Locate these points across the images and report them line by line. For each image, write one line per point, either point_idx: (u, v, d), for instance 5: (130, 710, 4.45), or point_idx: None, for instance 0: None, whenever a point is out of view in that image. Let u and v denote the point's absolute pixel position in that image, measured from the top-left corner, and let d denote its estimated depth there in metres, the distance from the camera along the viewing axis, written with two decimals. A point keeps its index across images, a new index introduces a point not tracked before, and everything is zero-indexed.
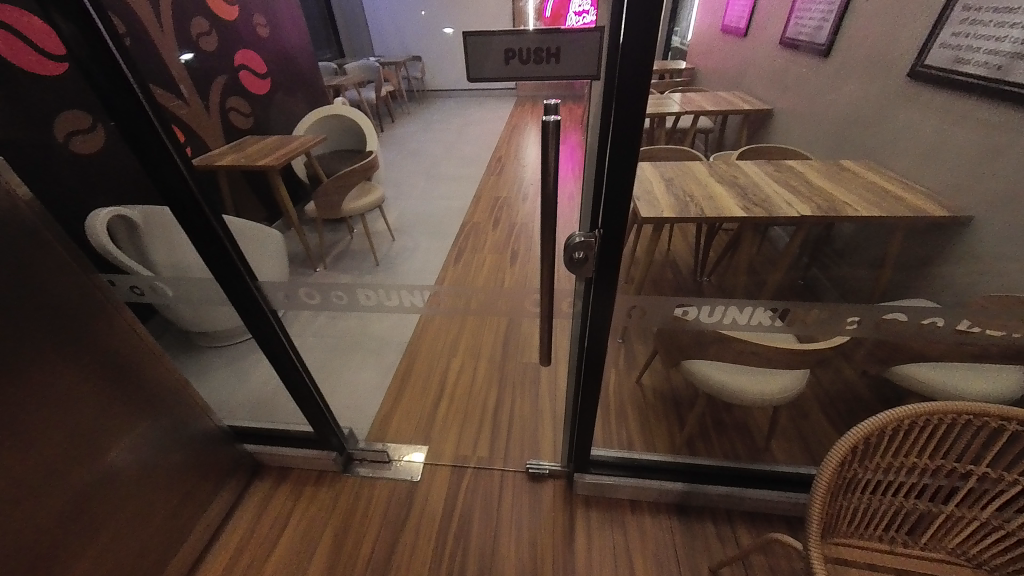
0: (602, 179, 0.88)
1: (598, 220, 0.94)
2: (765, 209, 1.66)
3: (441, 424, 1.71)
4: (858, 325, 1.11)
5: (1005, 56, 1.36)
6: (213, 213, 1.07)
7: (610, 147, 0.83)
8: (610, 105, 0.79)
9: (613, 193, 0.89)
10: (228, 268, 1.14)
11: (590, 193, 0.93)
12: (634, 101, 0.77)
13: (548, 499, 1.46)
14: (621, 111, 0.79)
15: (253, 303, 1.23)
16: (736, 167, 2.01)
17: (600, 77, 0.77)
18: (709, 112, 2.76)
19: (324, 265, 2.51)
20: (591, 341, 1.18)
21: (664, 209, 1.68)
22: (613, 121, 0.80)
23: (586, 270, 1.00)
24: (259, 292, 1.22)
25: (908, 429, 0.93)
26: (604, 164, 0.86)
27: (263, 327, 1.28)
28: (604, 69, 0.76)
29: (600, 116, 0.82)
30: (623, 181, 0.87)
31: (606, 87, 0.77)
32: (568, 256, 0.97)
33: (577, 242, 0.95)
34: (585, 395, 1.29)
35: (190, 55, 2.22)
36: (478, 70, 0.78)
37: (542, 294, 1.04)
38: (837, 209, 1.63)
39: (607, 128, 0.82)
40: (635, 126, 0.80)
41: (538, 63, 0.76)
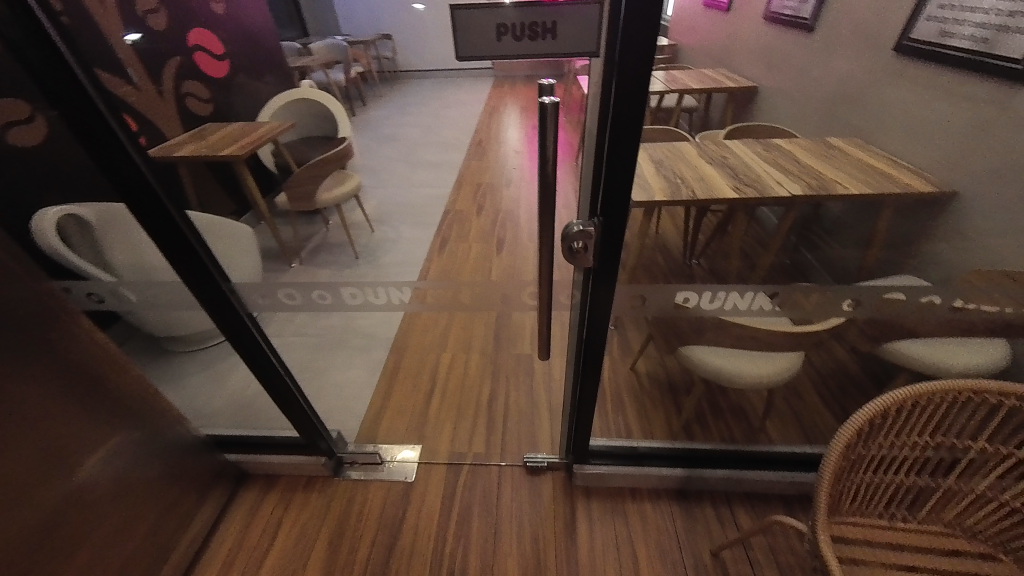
0: (604, 161, 0.81)
1: (597, 207, 0.88)
2: (757, 190, 1.64)
3: (434, 421, 1.65)
4: (856, 306, 1.10)
5: (991, 29, 1.37)
6: (179, 211, 0.96)
7: (611, 130, 0.77)
8: (611, 82, 0.72)
9: (612, 178, 0.83)
10: (196, 270, 1.04)
11: (590, 178, 0.86)
12: (638, 75, 0.71)
13: (547, 492, 1.44)
14: (621, 87, 0.72)
15: (228, 306, 1.12)
16: (725, 147, 1.97)
17: (600, 54, 0.69)
18: (694, 90, 2.71)
19: (300, 260, 2.39)
20: (589, 334, 1.14)
21: (657, 192, 1.63)
22: (615, 101, 0.73)
23: (586, 260, 0.94)
24: (234, 294, 1.12)
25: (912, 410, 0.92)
26: (605, 150, 0.80)
27: (240, 332, 1.18)
28: (605, 44, 0.68)
29: (599, 96, 0.75)
30: (625, 165, 0.81)
31: (607, 65, 0.70)
32: (567, 246, 0.90)
33: (576, 231, 0.89)
34: (585, 386, 1.26)
35: (136, 36, 2.03)
36: (468, 49, 0.69)
37: (540, 288, 0.98)
38: (826, 187, 1.62)
39: (607, 112, 0.75)
40: (639, 104, 0.74)
41: (533, 39, 0.67)
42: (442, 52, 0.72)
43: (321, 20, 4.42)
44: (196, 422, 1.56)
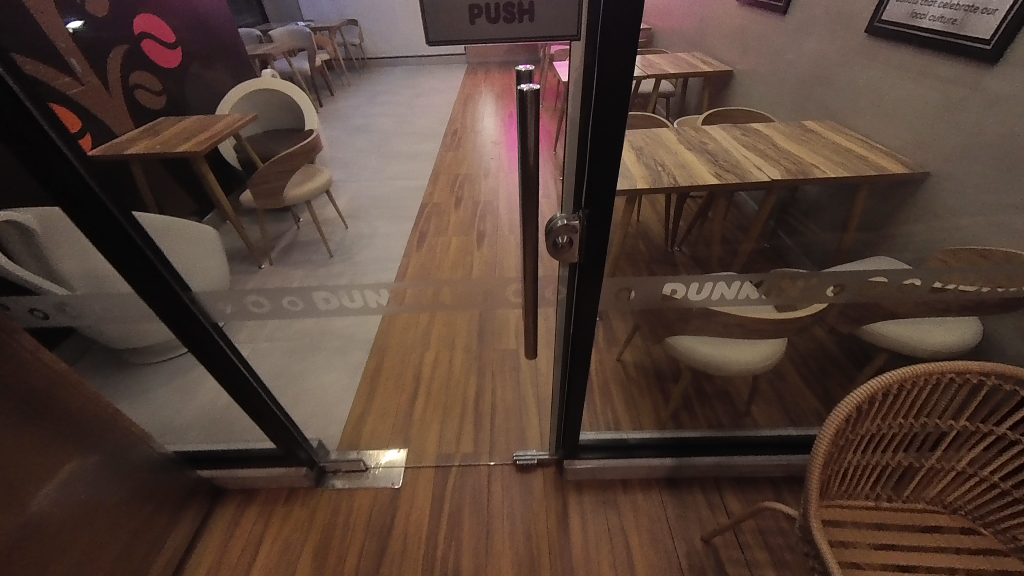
0: (587, 151, 0.76)
1: (582, 199, 0.83)
2: (737, 175, 1.63)
3: (419, 422, 1.60)
4: (840, 291, 1.10)
5: (960, 10, 1.38)
6: (127, 218, 0.86)
7: (594, 119, 0.72)
8: (593, 67, 0.66)
9: (596, 170, 0.78)
10: (147, 281, 0.94)
11: (574, 170, 0.80)
12: (623, 58, 0.65)
13: (539, 488, 1.41)
14: (604, 72, 0.66)
15: (190, 319, 1.03)
16: (704, 132, 1.96)
17: (581, 37, 0.63)
18: (671, 75, 2.68)
19: (270, 260, 2.28)
20: (577, 329, 1.11)
21: (639, 180, 1.60)
22: (598, 87, 0.68)
23: (571, 254, 0.90)
24: (197, 305, 1.01)
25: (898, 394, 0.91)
26: (588, 140, 0.75)
27: (206, 346, 1.08)
28: (586, 25, 0.62)
29: (581, 82, 0.69)
30: (610, 155, 0.76)
31: (588, 49, 0.65)
32: (551, 241, 0.86)
33: (560, 225, 0.84)
34: (573, 382, 1.23)
35: (79, 24, 1.89)
36: (439, 33, 0.63)
37: (524, 285, 0.94)
38: (804, 170, 1.63)
39: (589, 99, 0.70)
40: (623, 90, 0.69)
41: (510, 22, 0.61)
42: (411, 34, 0.66)
43: (281, 5, 4.19)
44: (161, 439, 1.47)
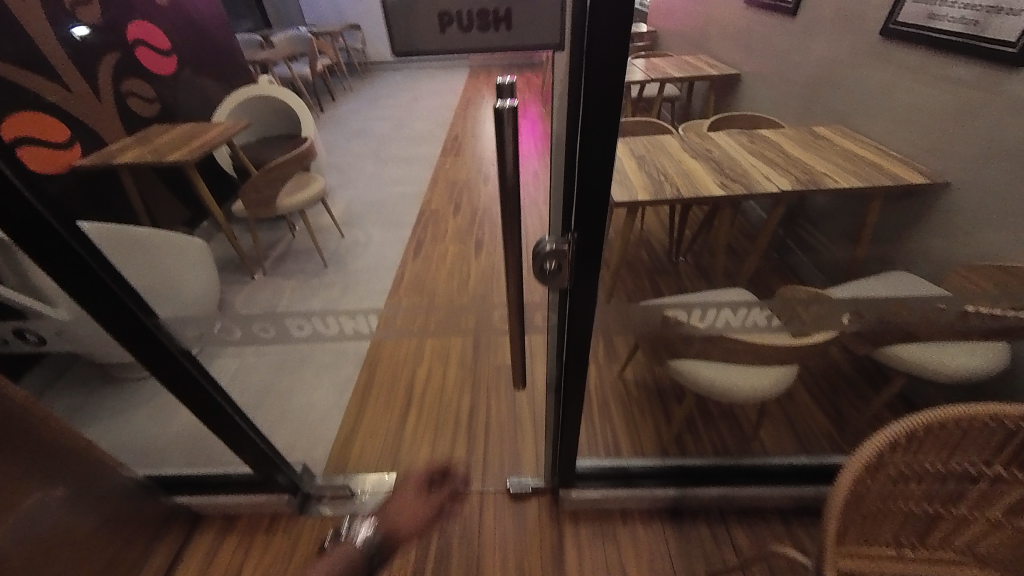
0: (575, 170, 0.69)
1: (570, 221, 0.76)
2: (744, 185, 1.55)
3: (409, 443, 1.54)
4: (854, 317, 1.02)
5: (981, 10, 1.29)
6: (82, 243, 0.80)
7: (581, 137, 0.65)
8: (578, 79, 0.59)
9: (586, 190, 0.71)
10: (107, 309, 0.87)
11: (560, 190, 0.73)
12: (612, 68, 0.58)
13: (532, 517, 1.34)
14: (591, 84, 0.59)
15: (155, 347, 0.95)
16: (709, 139, 1.87)
17: (565, 47, 0.56)
18: (675, 77, 2.60)
19: (263, 270, 2.23)
20: (569, 355, 1.03)
21: (639, 191, 1.52)
22: (585, 100, 0.61)
23: (561, 280, 0.82)
24: (162, 332, 0.94)
25: (926, 438, 0.82)
26: (576, 159, 0.67)
27: (175, 375, 1.00)
28: (570, 33, 0.55)
29: (566, 96, 0.62)
30: (600, 174, 0.69)
31: (573, 59, 0.57)
32: (538, 266, 0.79)
33: (547, 250, 0.77)
34: (567, 408, 1.16)
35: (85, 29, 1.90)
36: (406, 44, 0.56)
37: (509, 312, 0.86)
38: (815, 180, 1.54)
39: (575, 114, 0.63)
40: (613, 106, 0.62)
41: (484, 31, 0.54)
42: (374, 45, 0.59)
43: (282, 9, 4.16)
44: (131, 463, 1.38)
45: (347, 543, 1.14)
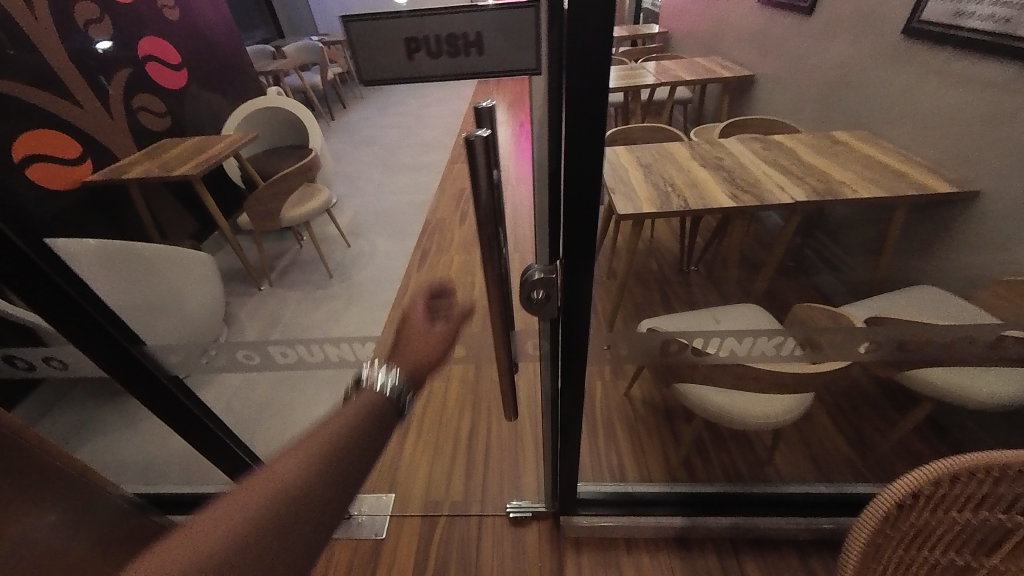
0: (559, 198, 0.65)
1: (558, 248, 0.72)
2: (756, 196, 1.47)
3: (409, 462, 1.50)
4: (875, 347, 0.94)
5: (1014, 8, 1.18)
6: (67, 279, 0.80)
7: (564, 164, 0.61)
8: (557, 104, 0.55)
9: (572, 218, 0.67)
10: (91, 341, 0.86)
11: (545, 217, 0.69)
12: (593, 93, 0.55)
13: (532, 544, 1.29)
14: (571, 110, 0.56)
15: (143, 377, 0.95)
16: (720, 146, 1.80)
17: (542, 71, 0.52)
18: (686, 80, 2.52)
19: (269, 281, 2.25)
20: (564, 382, 0.98)
21: (644, 204, 1.47)
22: (566, 126, 0.57)
23: (550, 308, 0.78)
24: (150, 362, 0.94)
25: (953, 487, 0.74)
26: (560, 185, 0.63)
27: (163, 402, 1.00)
28: (547, 57, 0.51)
29: (545, 121, 0.58)
30: (585, 201, 0.65)
31: (550, 84, 0.54)
32: (525, 295, 0.75)
33: (535, 278, 0.73)
34: (566, 433, 1.11)
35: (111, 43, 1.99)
36: (373, 71, 0.52)
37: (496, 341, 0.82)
38: (833, 190, 1.46)
39: (556, 140, 0.59)
40: (596, 131, 0.58)
41: (455, 57, 0.50)
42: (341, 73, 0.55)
43: None
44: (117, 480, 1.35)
45: (374, 390, 0.60)
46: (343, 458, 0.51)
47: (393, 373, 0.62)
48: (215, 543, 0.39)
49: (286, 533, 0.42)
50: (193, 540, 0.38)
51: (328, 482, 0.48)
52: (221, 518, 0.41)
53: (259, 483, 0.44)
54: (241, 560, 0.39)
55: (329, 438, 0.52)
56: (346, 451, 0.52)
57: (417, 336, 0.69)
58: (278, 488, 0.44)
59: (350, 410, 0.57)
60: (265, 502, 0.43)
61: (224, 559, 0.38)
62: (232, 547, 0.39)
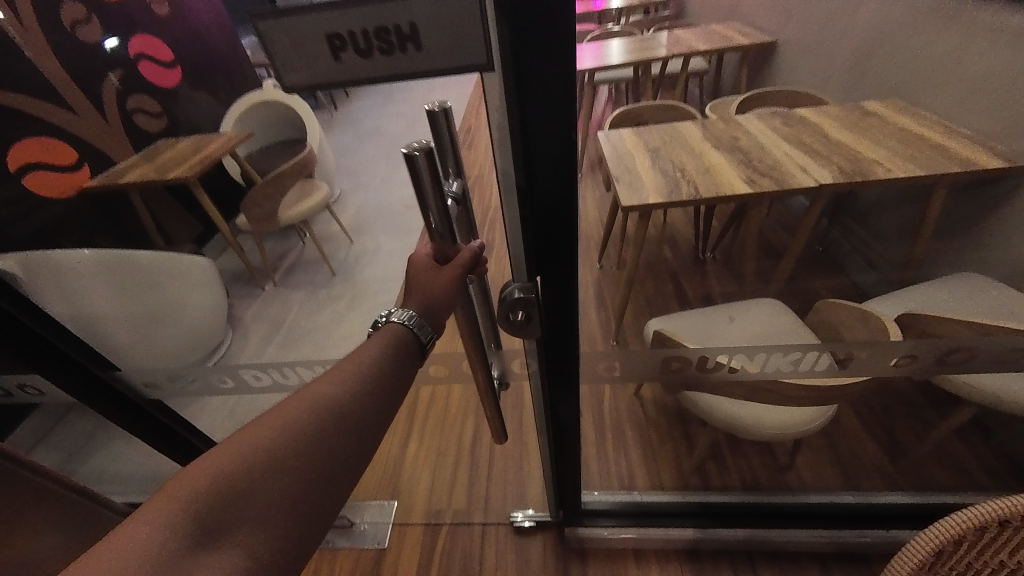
0: (528, 208, 0.58)
1: (533, 264, 0.64)
2: (775, 180, 1.34)
3: (411, 469, 1.47)
4: (911, 361, 0.84)
5: None
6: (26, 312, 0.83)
7: (529, 173, 0.54)
8: (515, 104, 0.48)
9: (544, 230, 0.60)
10: (58, 369, 0.90)
11: (516, 228, 0.61)
12: (556, 89, 0.48)
13: (536, 556, 1.25)
14: (532, 109, 0.49)
15: (117, 396, 0.99)
16: (737, 124, 1.65)
17: (494, 65, 0.45)
18: (703, 51, 2.32)
19: (273, 282, 2.28)
20: (557, 399, 0.92)
21: (651, 194, 1.37)
22: (526, 130, 0.50)
23: (531, 329, 0.72)
24: (120, 382, 0.97)
25: (1002, 531, 0.64)
26: (528, 196, 0.56)
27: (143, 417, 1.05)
28: (499, 51, 0.44)
29: (504, 125, 0.51)
30: (558, 212, 0.58)
31: (505, 81, 0.46)
32: (503, 316, 0.69)
33: (514, 298, 0.66)
34: (564, 448, 1.05)
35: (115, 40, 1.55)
36: (298, 76, 0.44)
37: (475, 365, 0.77)
38: (864, 170, 1.31)
39: (518, 147, 0.52)
40: (562, 131, 0.51)
41: (389, 54, 0.42)
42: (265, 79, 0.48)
43: None
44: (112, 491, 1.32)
45: (396, 326, 0.60)
46: (375, 380, 0.55)
47: (405, 308, 0.61)
48: (273, 436, 0.47)
49: (327, 437, 0.49)
50: (254, 435, 0.47)
51: (361, 398, 0.53)
52: (279, 420, 0.49)
53: (305, 397, 0.51)
54: (294, 454, 0.47)
55: (365, 361, 0.56)
56: (380, 372, 0.56)
57: (426, 269, 0.62)
58: (321, 402, 0.51)
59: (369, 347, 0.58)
60: (307, 413, 0.50)
61: (278, 452, 0.46)
62: (287, 442, 0.47)
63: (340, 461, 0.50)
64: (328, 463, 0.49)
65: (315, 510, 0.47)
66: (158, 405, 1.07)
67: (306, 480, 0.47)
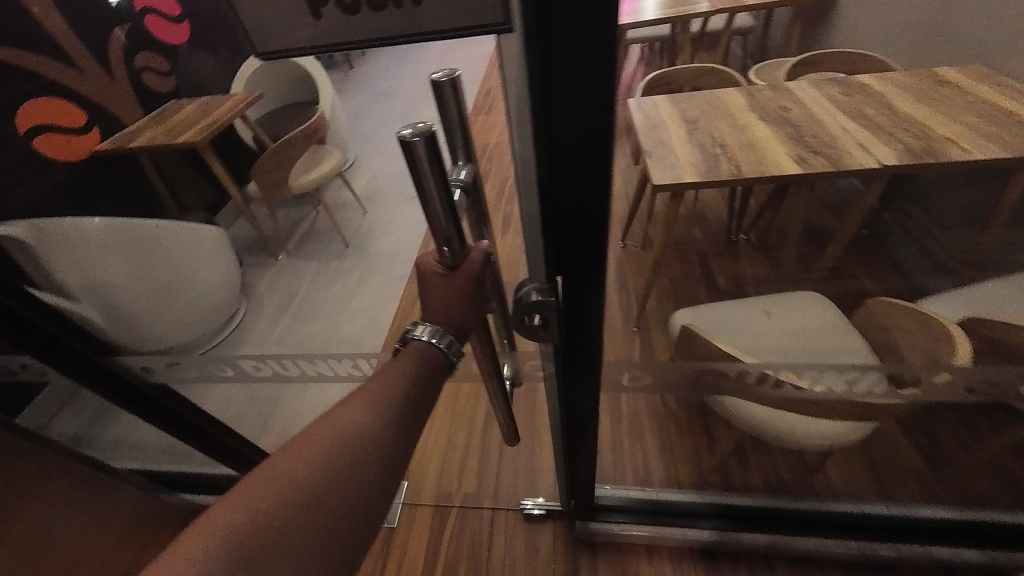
0: (549, 204, 0.49)
1: (552, 262, 0.56)
2: (830, 159, 1.19)
3: (421, 449, 1.46)
4: (975, 392, 0.79)
5: None
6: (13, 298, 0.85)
7: (549, 161, 0.45)
8: (534, 77, 0.38)
9: (565, 227, 0.51)
10: (55, 354, 0.92)
11: (535, 225, 0.53)
12: (595, 64, 0.38)
13: (546, 545, 1.23)
14: (562, 83, 0.39)
15: (116, 381, 1.00)
16: (787, 92, 1.47)
17: (515, 27, 0.34)
18: (751, 5, 2.07)
19: (286, 252, 2.21)
20: (575, 402, 0.85)
21: (686, 172, 1.24)
22: (552, 108, 0.41)
23: (546, 337, 0.62)
24: (117, 367, 0.99)
25: None
26: (547, 187, 0.47)
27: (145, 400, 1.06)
28: (520, 7, 0.33)
29: (523, 101, 0.41)
30: (587, 203, 0.49)
31: (525, 49, 0.36)
32: (518, 320, 0.59)
33: (531, 302, 0.57)
34: (579, 447, 1.00)
35: None
36: (270, 40, 0.35)
37: (484, 370, 0.71)
38: (935, 149, 1.15)
39: (540, 130, 0.42)
40: (597, 108, 0.41)
41: (379, 7, 0.33)
42: (237, 42, 0.39)
43: None
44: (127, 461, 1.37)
45: (418, 346, 0.57)
46: (401, 403, 0.53)
47: (425, 323, 0.58)
48: (304, 467, 0.45)
49: (359, 465, 0.47)
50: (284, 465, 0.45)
51: (393, 421, 0.51)
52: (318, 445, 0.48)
53: (332, 424, 0.49)
54: (332, 487, 0.45)
55: (390, 383, 0.54)
56: (406, 394, 0.54)
57: (435, 279, 0.55)
58: (350, 428, 0.49)
59: (399, 364, 0.55)
60: (348, 439, 0.48)
61: (316, 481, 0.45)
62: (328, 473, 0.46)
63: (369, 487, 0.47)
64: (357, 492, 0.46)
65: (353, 541, 0.45)
66: (166, 392, 1.09)
67: (339, 511, 0.45)
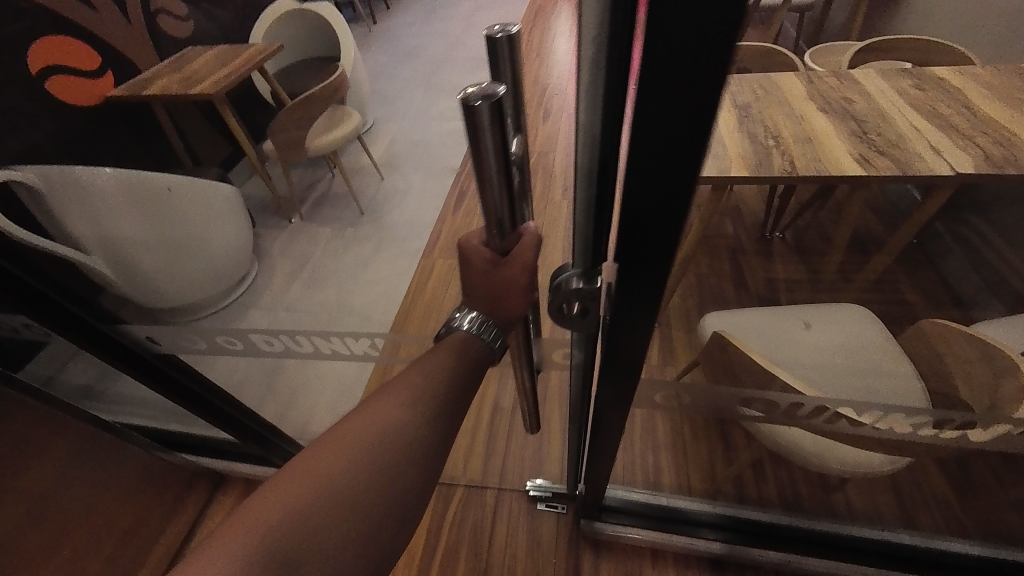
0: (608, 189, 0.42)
1: (601, 254, 0.49)
2: (896, 161, 1.08)
3: None
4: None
5: None
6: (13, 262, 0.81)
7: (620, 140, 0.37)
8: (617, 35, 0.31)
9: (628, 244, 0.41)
10: (58, 321, 0.90)
11: (585, 216, 0.47)
12: (710, 38, 0.26)
13: (548, 540, 1.21)
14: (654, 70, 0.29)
15: (123, 349, 0.99)
16: (851, 81, 1.34)
17: None
18: None
19: (301, 215, 2.15)
20: (598, 409, 0.79)
21: (733, 163, 1.14)
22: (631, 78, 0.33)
23: (587, 325, 0.58)
24: (123, 337, 0.97)
25: None
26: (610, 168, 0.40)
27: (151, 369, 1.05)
28: None
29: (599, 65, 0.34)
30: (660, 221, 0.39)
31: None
32: (556, 305, 0.56)
33: (573, 289, 0.53)
34: (595, 450, 0.95)
35: None
36: None
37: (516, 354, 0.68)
38: (1017, 159, 1.03)
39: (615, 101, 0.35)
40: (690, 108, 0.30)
41: None
42: None
43: None
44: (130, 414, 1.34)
45: (458, 334, 0.55)
46: (437, 403, 0.52)
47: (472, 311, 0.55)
48: (342, 468, 0.46)
49: (399, 470, 0.48)
50: (316, 469, 0.45)
51: (431, 421, 0.51)
52: (357, 440, 0.48)
53: (368, 421, 0.49)
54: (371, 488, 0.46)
55: (426, 382, 0.52)
56: (442, 394, 0.52)
57: (484, 262, 0.50)
58: (384, 429, 0.49)
59: (433, 359, 0.54)
60: (385, 439, 0.48)
61: (355, 481, 0.45)
62: (366, 473, 0.46)
63: (401, 495, 0.47)
64: (392, 499, 0.47)
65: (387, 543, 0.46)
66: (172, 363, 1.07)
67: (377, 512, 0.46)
